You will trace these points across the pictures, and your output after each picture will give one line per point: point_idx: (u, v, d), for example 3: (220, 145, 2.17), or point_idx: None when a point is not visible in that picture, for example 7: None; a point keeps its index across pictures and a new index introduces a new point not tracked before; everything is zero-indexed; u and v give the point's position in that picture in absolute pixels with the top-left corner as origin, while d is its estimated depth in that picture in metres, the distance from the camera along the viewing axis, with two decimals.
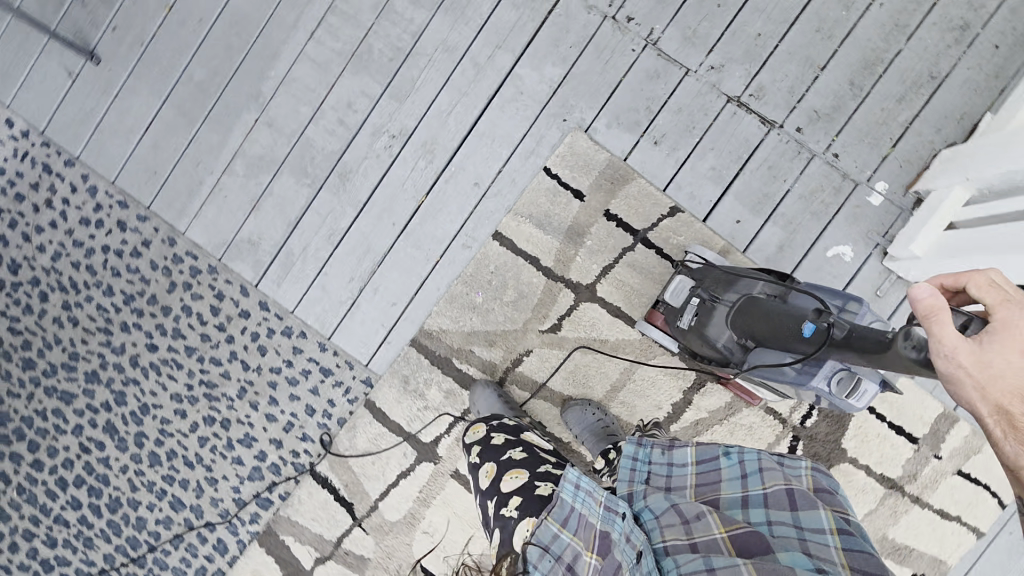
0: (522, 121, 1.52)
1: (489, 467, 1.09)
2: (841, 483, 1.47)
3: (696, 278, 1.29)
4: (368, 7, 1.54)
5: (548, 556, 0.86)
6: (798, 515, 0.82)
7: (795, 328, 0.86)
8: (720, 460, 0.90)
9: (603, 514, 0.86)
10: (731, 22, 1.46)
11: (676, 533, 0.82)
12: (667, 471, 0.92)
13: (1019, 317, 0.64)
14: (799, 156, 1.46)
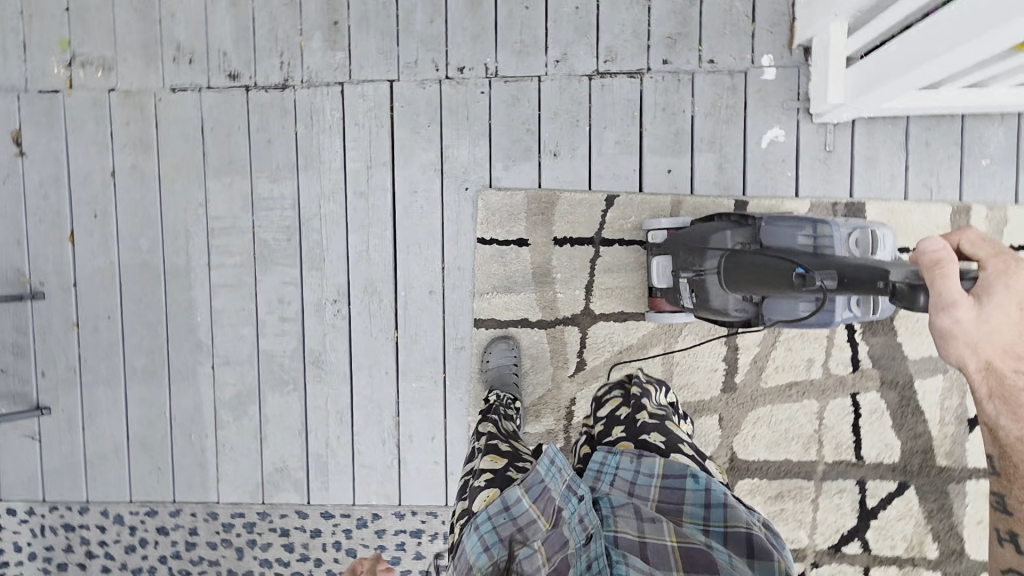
0: (433, 213, 1.50)
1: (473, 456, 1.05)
2: (911, 327, 1.44)
3: (669, 255, 1.30)
4: (240, 209, 1.53)
5: (505, 513, 0.84)
6: (754, 562, 0.77)
7: (784, 273, 0.96)
8: (685, 481, 0.87)
9: (563, 490, 0.84)
10: (547, 13, 1.45)
11: (626, 528, 0.81)
12: (632, 479, 0.90)
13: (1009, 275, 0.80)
14: (682, 83, 1.45)
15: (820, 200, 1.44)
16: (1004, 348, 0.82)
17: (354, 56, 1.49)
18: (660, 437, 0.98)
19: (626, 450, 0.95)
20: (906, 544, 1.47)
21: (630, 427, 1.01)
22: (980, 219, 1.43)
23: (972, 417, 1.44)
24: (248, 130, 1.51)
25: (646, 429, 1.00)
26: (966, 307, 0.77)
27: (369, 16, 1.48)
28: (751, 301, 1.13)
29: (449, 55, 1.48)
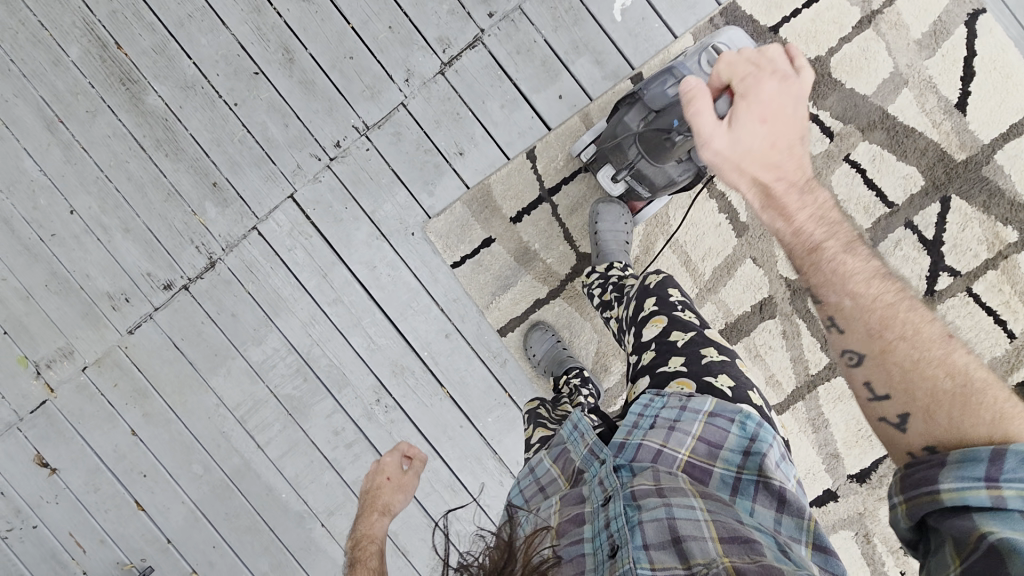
0: (401, 271, 1.52)
1: (526, 428, 1.12)
2: (852, 69, 1.40)
3: (605, 159, 1.36)
4: (251, 384, 1.56)
5: (529, 475, 0.87)
6: (781, 518, 0.76)
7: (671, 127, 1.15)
8: (733, 422, 0.82)
9: (583, 454, 0.83)
10: (371, 49, 1.49)
11: (645, 480, 0.77)
12: (676, 416, 0.84)
13: (760, 91, 0.78)
14: (517, 21, 1.46)
15: (697, 27, 1.43)
16: (763, 159, 0.77)
17: (248, 198, 1.53)
18: (727, 381, 0.89)
19: (674, 391, 0.88)
20: (988, 246, 1.40)
21: (692, 361, 0.92)
22: None
23: (958, 102, 1.39)
24: (210, 318, 1.55)
25: (712, 370, 0.91)
26: (720, 133, 0.78)
27: (236, 159, 1.52)
28: (685, 160, 1.25)
29: (320, 140, 1.51)
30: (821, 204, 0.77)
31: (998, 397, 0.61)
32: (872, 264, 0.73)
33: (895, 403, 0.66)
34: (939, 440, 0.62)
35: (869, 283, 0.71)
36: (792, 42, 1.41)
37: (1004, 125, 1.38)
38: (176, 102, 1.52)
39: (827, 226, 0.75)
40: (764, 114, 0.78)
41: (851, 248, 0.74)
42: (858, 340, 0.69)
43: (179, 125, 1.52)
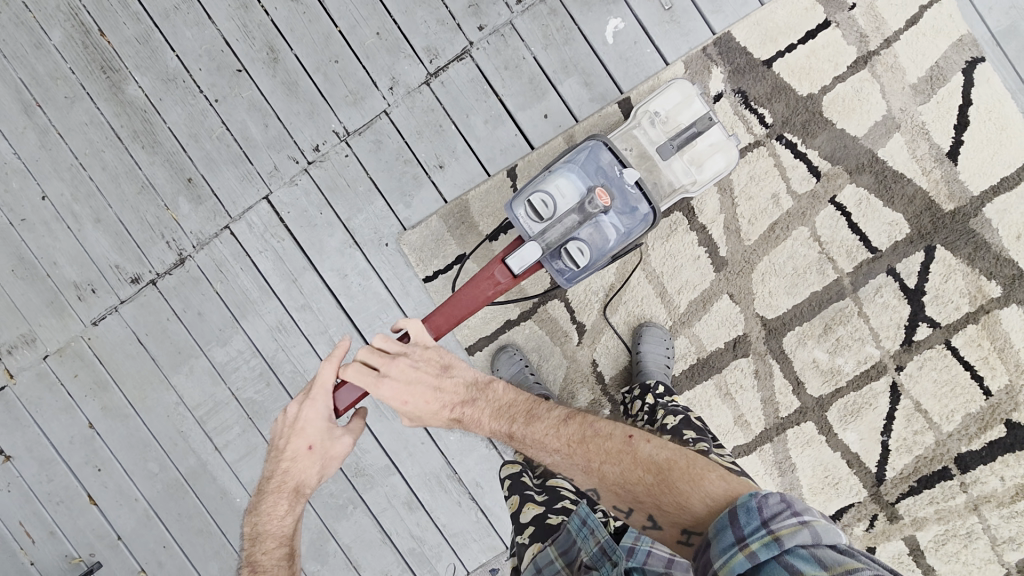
0: (371, 282, 1.49)
1: (511, 499, 1.08)
2: (842, 110, 1.37)
3: None
4: (212, 385, 1.53)
5: None
6: None
7: None
8: None
9: (595, 552, 0.88)
10: (357, 54, 1.46)
11: None
12: None
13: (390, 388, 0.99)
14: (506, 36, 1.43)
15: (689, 55, 1.39)
16: (434, 409, 1.01)
17: (222, 196, 1.50)
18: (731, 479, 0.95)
19: None
20: (970, 299, 1.37)
21: None
22: None
23: (949, 150, 1.36)
24: (176, 315, 1.53)
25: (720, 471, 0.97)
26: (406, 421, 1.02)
27: (213, 155, 1.50)
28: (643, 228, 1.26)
29: (299, 142, 1.48)
30: (493, 397, 1.02)
31: (680, 472, 0.85)
32: (551, 419, 0.98)
33: (639, 512, 0.86)
34: (682, 520, 0.81)
35: (557, 437, 0.96)
36: (785, 77, 1.38)
37: (993, 179, 1.35)
38: (156, 94, 1.49)
39: (506, 413, 1.01)
40: (403, 398, 1.00)
41: (532, 419, 0.99)
42: (585, 481, 0.92)
43: (158, 117, 1.50)
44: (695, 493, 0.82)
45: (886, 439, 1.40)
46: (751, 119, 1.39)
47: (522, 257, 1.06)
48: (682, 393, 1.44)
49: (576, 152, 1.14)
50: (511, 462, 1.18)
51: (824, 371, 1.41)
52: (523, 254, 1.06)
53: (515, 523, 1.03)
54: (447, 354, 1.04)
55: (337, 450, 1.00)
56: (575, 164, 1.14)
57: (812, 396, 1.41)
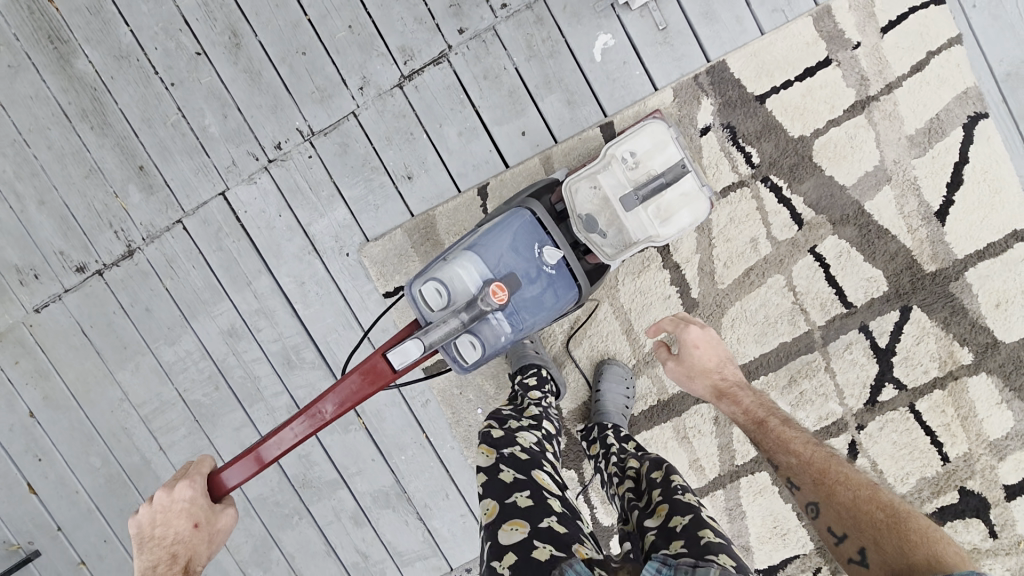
0: (330, 292, 1.43)
1: (491, 503, 0.92)
2: (835, 156, 1.30)
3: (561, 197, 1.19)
4: (159, 384, 1.48)
5: None
6: None
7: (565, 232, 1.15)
8: None
9: None
10: (326, 48, 1.35)
11: None
12: None
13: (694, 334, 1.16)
14: (488, 43, 1.33)
15: (680, 82, 1.30)
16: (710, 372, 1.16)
17: (175, 189, 1.41)
18: (728, 561, 0.79)
19: (680, 561, 0.75)
20: (940, 363, 1.34)
21: (692, 544, 0.81)
22: (847, 15, 1.27)
23: (939, 210, 1.30)
24: (123, 309, 1.46)
25: (712, 549, 0.80)
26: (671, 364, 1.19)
27: (166, 143, 1.40)
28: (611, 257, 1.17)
29: (259, 138, 1.39)
30: (762, 397, 1.12)
31: (919, 524, 0.84)
32: (807, 435, 1.05)
33: (855, 538, 0.88)
34: (891, 560, 0.82)
35: (808, 447, 1.03)
36: (777, 115, 1.30)
37: (978, 243, 1.30)
38: (108, 72, 1.38)
39: (765, 409, 1.10)
40: (696, 343, 1.17)
41: (787, 424, 1.08)
42: (811, 487, 0.98)
43: (109, 97, 1.39)
44: (922, 548, 0.80)
45: None
46: (738, 157, 1.31)
47: (402, 353, 0.95)
48: (639, 432, 1.42)
49: (502, 226, 1.03)
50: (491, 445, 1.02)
51: None
52: (402, 352, 0.95)
53: (491, 537, 0.88)
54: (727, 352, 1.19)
55: (224, 523, 0.95)
56: (486, 242, 1.01)
57: None
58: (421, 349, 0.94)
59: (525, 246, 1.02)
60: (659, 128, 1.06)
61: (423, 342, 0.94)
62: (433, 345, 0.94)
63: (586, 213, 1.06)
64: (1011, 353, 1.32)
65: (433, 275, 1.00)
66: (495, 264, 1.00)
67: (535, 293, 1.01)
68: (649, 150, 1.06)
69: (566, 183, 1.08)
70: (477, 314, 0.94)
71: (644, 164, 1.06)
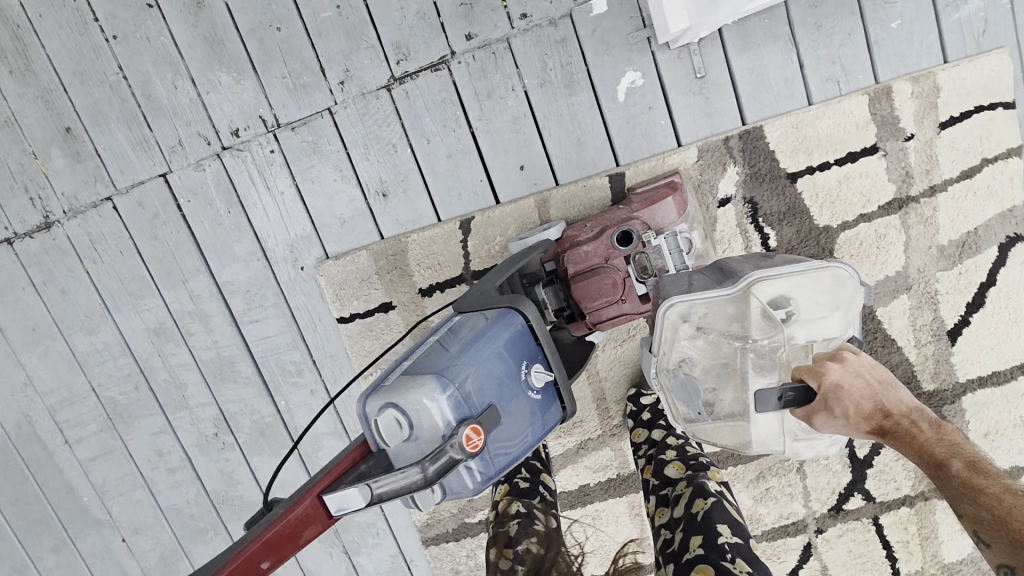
0: (275, 306, 1.25)
1: None
2: (859, 255, 1.18)
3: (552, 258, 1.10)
4: (69, 375, 1.31)
5: None
6: None
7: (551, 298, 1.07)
8: None
9: None
10: (306, 27, 1.13)
11: None
12: None
13: (836, 373, 0.78)
14: (498, 57, 1.13)
15: (708, 141, 1.14)
16: (874, 410, 0.79)
17: (108, 161, 1.20)
18: None
19: None
20: (913, 482, 1.28)
21: None
22: (906, 99, 1.12)
23: (951, 328, 1.21)
24: (34, 286, 1.26)
25: None
26: (826, 415, 0.78)
27: (101, 106, 1.18)
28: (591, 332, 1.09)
29: (214, 120, 1.17)
30: (935, 418, 0.79)
31: None
32: (998, 480, 0.74)
33: None
34: None
35: (992, 491, 0.73)
36: (806, 198, 1.16)
37: (980, 369, 1.22)
38: (37, 8, 1.14)
39: (935, 434, 0.77)
40: (842, 383, 0.78)
41: (978, 467, 0.75)
42: (991, 536, 0.72)
43: (36, 39, 1.15)
44: None
45: None
46: (753, 237, 1.17)
47: (342, 499, 0.71)
48: (593, 503, 1.31)
49: (490, 330, 0.83)
50: (503, 546, 0.86)
51: (744, 518, 1.31)
52: (345, 501, 0.71)
53: None
54: (894, 379, 0.81)
55: None
56: (463, 359, 0.79)
57: None
58: (366, 501, 0.71)
59: (509, 363, 0.82)
60: (843, 284, 0.84)
61: (371, 492, 0.70)
62: (385, 498, 0.70)
63: (684, 377, 0.90)
64: None
65: (389, 397, 0.74)
66: (473, 392, 0.77)
67: (516, 428, 0.81)
68: (814, 317, 0.84)
69: (668, 302, 0.86)
70: (449, 466, 0.70)
71: (782, 330, 0.84)
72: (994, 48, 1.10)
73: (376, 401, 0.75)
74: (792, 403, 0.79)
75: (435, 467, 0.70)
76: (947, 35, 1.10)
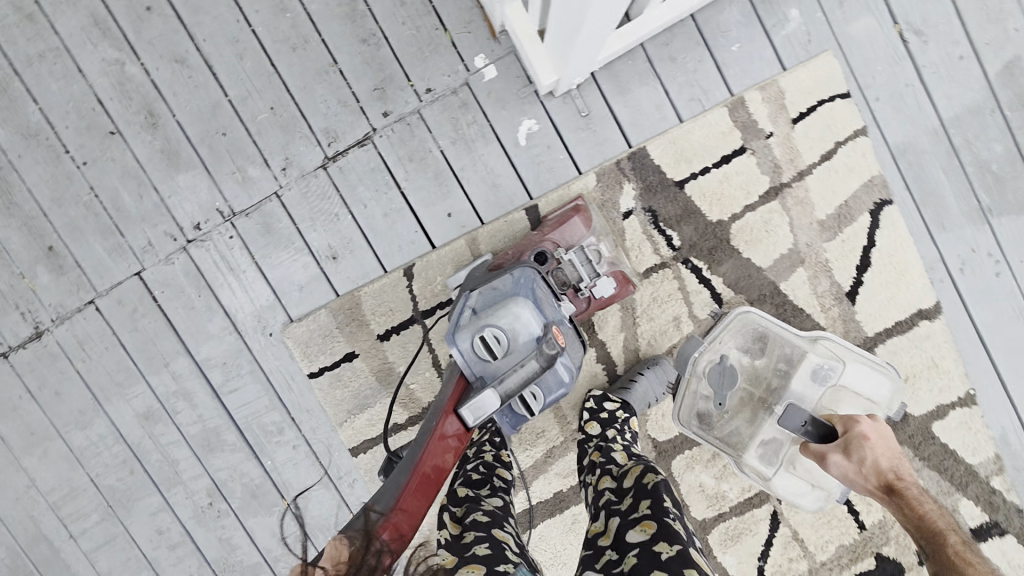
0: (251, 373, 1.38)
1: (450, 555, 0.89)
2: (753, 240, 1.34)
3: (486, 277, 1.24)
4: (68, 470, 1.41)
5: None
6: None
7: None
8: None
9: None
10: (247, 128, 1.33)
11: None
12: None
13: (862, 425, 1.14)
14: (413, 126, 1.33)
15: (603, 166, 1.33)
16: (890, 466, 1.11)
17: (88, 269, 1.36)
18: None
19: None
20: None
21: None
22: (759, 104, 1.32)
23: (850, 290, 1.36)
24: (29, 393, 1.38)
25: None
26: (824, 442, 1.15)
27: (78, 223, 1.35)
28: None
29: (177, 218, 1.35)
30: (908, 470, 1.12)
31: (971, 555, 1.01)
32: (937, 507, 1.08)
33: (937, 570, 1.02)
34: None
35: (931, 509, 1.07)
36: (696, 200, 1.34)
37: (884, 322, 1.37)
38: (15, 150, 1.33)
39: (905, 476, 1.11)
40: (869, 435, 1.12)
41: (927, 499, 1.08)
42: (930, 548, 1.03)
43: (16, 175, 1.33)
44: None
45: (762, 564, 1.42)
46: (659, 240, 1.34)
47: (477, 407, 0.91)
48: (569, 508, 1.41)
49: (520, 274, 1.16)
50: (456, 521, 0.99)
51: (710, 496, 1.41)
52: (480, 406, 0.91)
53: None
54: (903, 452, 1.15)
55: None
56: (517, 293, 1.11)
57: (695, 519, 1.42)
58: (499, 400, 0.91)
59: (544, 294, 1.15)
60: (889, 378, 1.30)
61: (499, 392, 0.92)
62: (511, 391, 0.93)
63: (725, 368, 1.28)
64: (920, 424, 1.40)
65: (484, 323, 1.03)
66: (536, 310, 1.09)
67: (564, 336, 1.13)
68: (863, 380, 1.30)
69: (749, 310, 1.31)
70: (551, 357, 0.97)
71: (839, 390, 1.30)
72: (820, 53, 1.32)
73: (474, 330, 1.03)
74: (810, 433, 1.17)
75: (543, 360, 0.96)
76: (780, 49, 1.32)
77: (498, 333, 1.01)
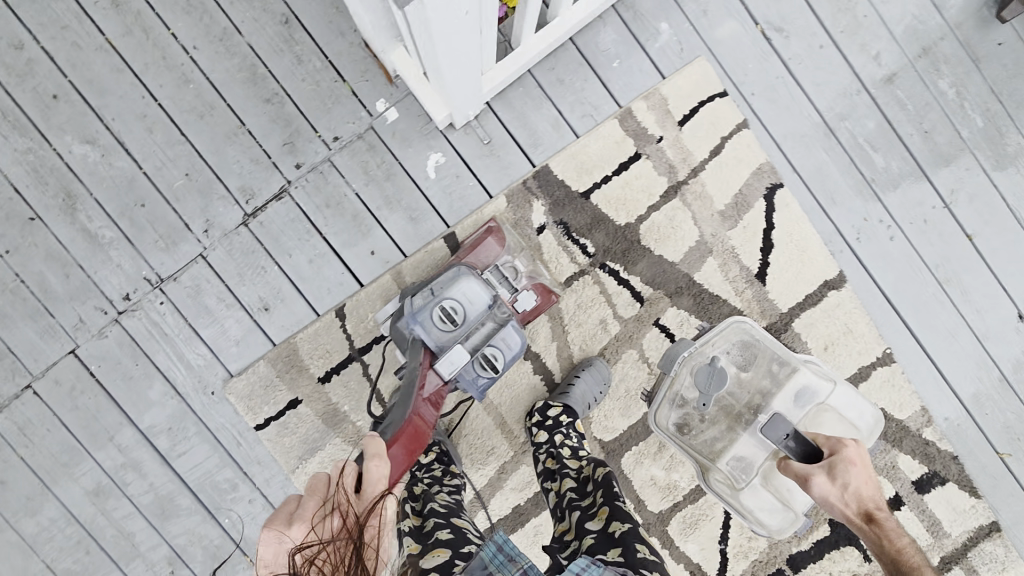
0: (197, 433, 1.40)
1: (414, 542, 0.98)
2: (661, 238, 1.43)
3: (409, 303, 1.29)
4: (22, 560, 1.39)
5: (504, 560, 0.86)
6: None
7: None
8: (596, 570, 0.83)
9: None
10: (165, 197, 1.37)
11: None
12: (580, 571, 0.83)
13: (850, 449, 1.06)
14: (326, 174, 1.39)
15: (511, 188, 1.40)
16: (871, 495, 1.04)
17: (21, 354, 1.37)
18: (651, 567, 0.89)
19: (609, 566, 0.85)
20: None
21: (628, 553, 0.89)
22: (646, 113, 1.42)
23: (758, 272, 1.45)
24: None
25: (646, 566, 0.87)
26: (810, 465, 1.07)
27: (7, 310, 1.36)
28: None
29: (106, 292, 1.37)
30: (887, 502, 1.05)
31: None
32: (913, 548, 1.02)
33: None
34: None
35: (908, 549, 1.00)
36: (603, 207, 1.42)
37: (795, 297, 1.46)
38: None
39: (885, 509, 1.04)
40: (857, 462, 1.05)
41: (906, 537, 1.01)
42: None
43: None
44: None
45: (723, 547, 1.46)
46: (575, 249, 1.42)
47: (451, 363, 1.06)
48: (529, 521, 1.44)
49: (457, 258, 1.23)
50: (416, 514, 1.08)
51: (662, 488, 1.45)
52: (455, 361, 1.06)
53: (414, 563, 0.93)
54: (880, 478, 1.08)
55: None
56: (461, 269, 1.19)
57: (652, 512, 1.46)
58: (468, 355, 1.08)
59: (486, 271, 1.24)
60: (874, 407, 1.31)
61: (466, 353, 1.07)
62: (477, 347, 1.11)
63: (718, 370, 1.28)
64: None
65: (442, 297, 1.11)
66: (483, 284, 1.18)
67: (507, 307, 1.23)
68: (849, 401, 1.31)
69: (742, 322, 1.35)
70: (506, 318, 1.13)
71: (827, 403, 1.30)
72: (694, 59, 1.43)
73: (432, 307, 1.11)
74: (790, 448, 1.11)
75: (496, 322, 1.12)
76: (658, 60, 1.43)
77: (456, 303, 1.11)
